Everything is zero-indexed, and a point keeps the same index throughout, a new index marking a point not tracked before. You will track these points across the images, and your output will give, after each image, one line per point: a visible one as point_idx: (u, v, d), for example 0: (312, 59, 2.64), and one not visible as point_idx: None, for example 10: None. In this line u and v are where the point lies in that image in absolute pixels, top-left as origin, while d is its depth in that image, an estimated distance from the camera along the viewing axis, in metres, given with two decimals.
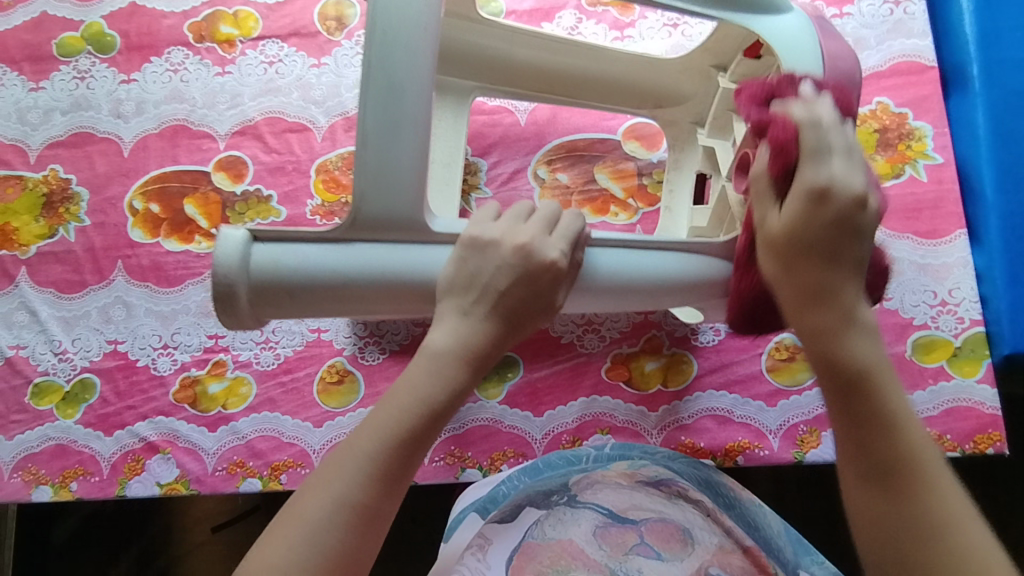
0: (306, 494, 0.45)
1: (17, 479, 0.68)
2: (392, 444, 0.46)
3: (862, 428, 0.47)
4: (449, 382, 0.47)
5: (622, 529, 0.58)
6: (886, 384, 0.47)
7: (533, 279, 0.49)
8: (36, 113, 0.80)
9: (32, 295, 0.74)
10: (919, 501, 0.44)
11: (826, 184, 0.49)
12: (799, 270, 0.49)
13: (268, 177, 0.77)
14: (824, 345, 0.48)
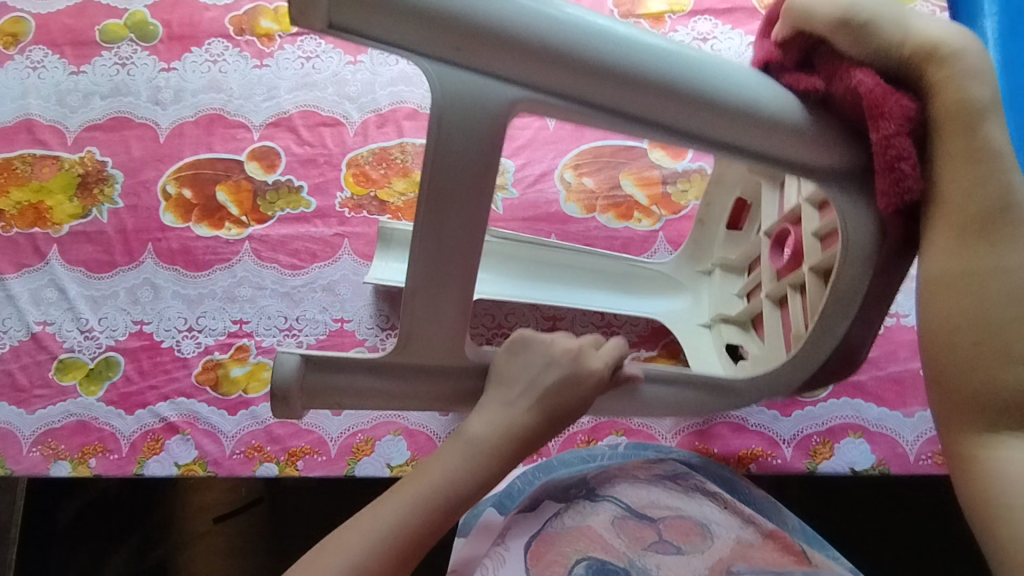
0: (324, 552, 0.46)
1: (36, 453, 0.69)
2: (412, 522, 0.47)
3: (978, 167, 0.46)
4: (478, 472, 0.49)
5: (640, 524, 0.57)
6: (997, 123, 0.47)
7: (577, 383, 0.52)
8: (76, 97, 0.82)
9: (62, 273, 0.75)
10: (1006, 245, 0.47)
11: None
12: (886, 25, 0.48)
13: (300, 169, 0.78)
14: (948, 77, 0.47)
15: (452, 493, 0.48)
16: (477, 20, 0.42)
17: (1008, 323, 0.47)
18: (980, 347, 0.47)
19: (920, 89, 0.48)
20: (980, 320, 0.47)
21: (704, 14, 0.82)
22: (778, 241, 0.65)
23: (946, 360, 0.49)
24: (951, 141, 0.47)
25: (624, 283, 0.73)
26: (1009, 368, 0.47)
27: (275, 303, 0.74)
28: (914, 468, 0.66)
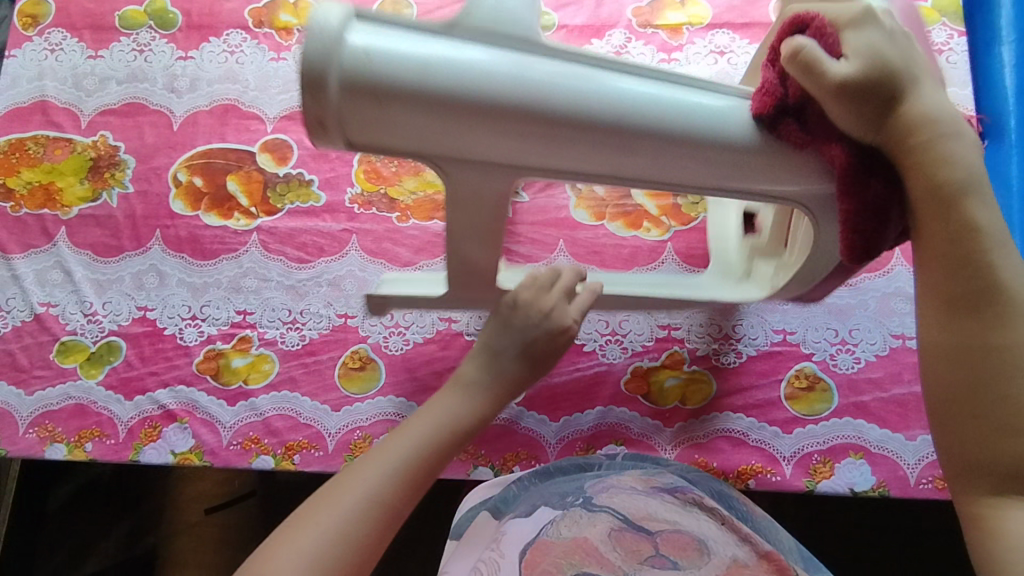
0: (338, 489, 0.51)
1: (33, 435, 0.68)
2: (423, 452, 0.54)
3: (957, 247, 0.47)
4: (477, 409, 0.58)
5: (637, 537, 0.59)
6: (981, 200, 0.47)
7: (551, 342, 0.61)
8: (92, 80, 0.82)
9: (68, 255, 0.75)
10: (1001, 323, 0.46)
11: (879, 49, 0.47)
12: (877, 98, 0.47)
13: (311, 162, 0.78)
14: (925, 161, 0.47)
15: (458, 425, 0.57)
16: (458, 97, 0.47)
17: (1012, 394, 0.46)
18: (982, 419, 0.46)
19: (899, 167, 0.48)
20: (974, 396, 0.47)
21: (722, 27, 0.82)
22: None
23: (950, 429, 0.48)
24: (930, 219, 0.47)
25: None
26: (1014, 441, 0.45)
27: (279, 296, 0.74)
28: (914, 491, 0.65)
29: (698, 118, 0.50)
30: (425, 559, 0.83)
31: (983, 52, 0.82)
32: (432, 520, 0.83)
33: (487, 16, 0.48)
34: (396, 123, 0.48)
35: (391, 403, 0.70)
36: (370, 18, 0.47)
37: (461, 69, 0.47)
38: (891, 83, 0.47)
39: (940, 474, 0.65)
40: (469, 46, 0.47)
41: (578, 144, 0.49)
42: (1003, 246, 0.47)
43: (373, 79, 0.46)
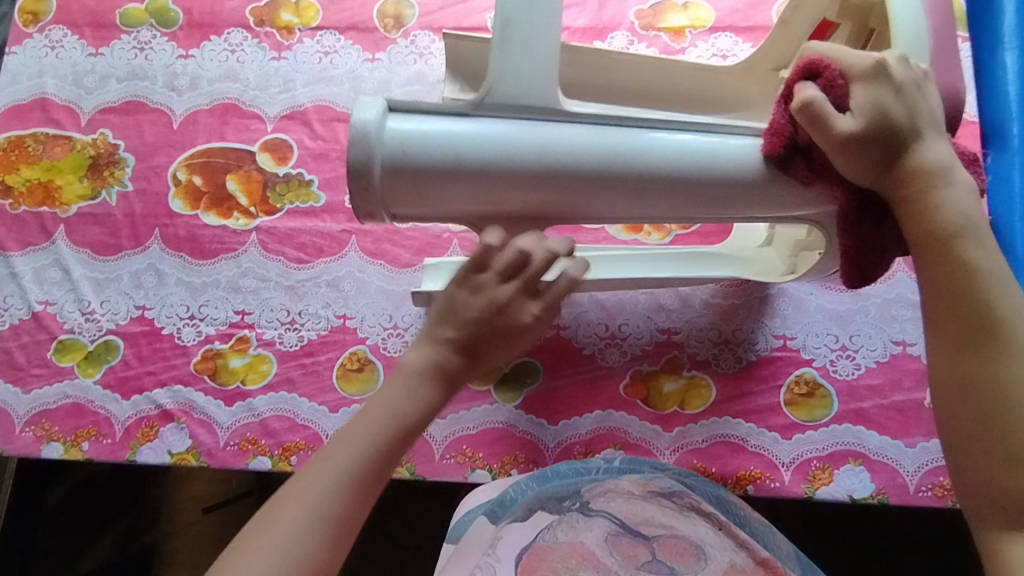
0: (282, 504, 0.47)
1: (29, 434, 0.68)
2: (368, 456, 0.49)
3: (953, 288, 0.47)
4: (426, 398, 0.52)
5: (633, 542, 0.59)
6: (979, 242, 0.48)
7: (501, 333, 0.54)
8: (92, 78, 0.82)
9: (66, 254, 0.75)
10: (1003, 358, 0.46)
11: (883, 107, 0.49)
12: (881, 151, 0.49)
13: (311, 163, 0.78)
14: (918, 207, 0.49)
15: (405, 420, 0.51)
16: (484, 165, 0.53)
17: (1012, 427, 0.45)
18: (987, 453, 0.46)
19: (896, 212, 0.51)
20: (974, 428, 0.46)
21: (725, 30, 0.82)
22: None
23: (962, 457, 0.47)
24: (928, 257, 0.49)
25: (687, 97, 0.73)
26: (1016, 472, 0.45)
27: (278, 296, 0.73)
28: (913, 499, 0.65)
29: (710, 170, 0.54)
30: (422, 561, 0.82)
31: (987, 57, 0.81)
32: (429, 522, 0.83)
33: (511, 91, 0.53)
34: (437, 195, 0.55)
35: None
36: (409, 109, 0.54)
37: (491, 143, 0.53)
38: (890, 142, 0.49)
39: (939, 482, 0.65)
40: (497, 121, 0.54)
41: (604, 193, 0.55)
42: (1003, 287, 0.47)
43: (413, 171, 0.53)
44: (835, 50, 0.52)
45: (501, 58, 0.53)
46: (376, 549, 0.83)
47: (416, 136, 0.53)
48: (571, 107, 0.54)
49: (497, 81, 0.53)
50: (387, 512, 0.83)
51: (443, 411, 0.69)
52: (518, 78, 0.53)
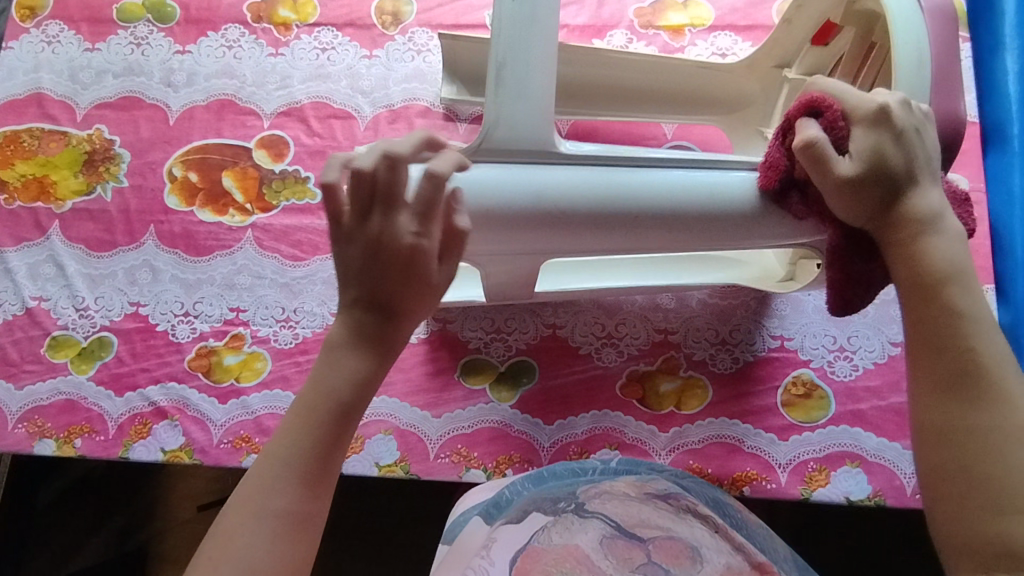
0: (232, 511, 0.44)
1: (21, 430, 0.68)
2: (305, 444, 0.44)
3: (937, 332, 0.46)
4: (351, 372, 0.46)
5: (630, 544, 0.56)
6: (967, 289, 0.46)
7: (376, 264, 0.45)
8: (88, 73, 0.81)
9: (61, 249, 0.74)
10: (988, 404, 0.44)
11: (885, 155, 0.47)
12: (876, 195, 0.48)
13: (307, 159, 0.78)
14: (906, 252, 0.47)
15: (339, 398, 0.45)
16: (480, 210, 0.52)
17: (1001, 472, 0.43)
18: (966, 501, 0.43)
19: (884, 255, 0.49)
20: (964, 476, 0.44)
21: (725, 29, 0.82)
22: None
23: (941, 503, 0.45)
24: (912, 301, 0.47)
25: (689, 95, 0.75)
26: (1001, 517, 0.42)
27: (273, 293, 0.73)
28: (910, 501, 0.64)
29: (705, 197, 0.54)
30: (416, 562, 0.82)
31: (987, 58, 0.81)
32: (424, 522, 0.83)
33: (507, 137, 0.52)
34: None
35: (384, 403, 0.68)
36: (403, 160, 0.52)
37: (486, 192, 0.52)
38: (888, 191, 0.48)
39: None
40: (492, 169, 0.52)
41: (603, 231, 0.54)
42: (988, 335, 0.46)
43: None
44: (838, 89, 0.50)
45: (496, 103, 0.52)
46: (370, 549, 0.82)
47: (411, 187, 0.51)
48: (567, 148, 0.53)
49: (491, 126, 0.52)
50: (382, 511, 0.83)
51: (438, 410, 0.68)
52: (515, 124, 0.52)
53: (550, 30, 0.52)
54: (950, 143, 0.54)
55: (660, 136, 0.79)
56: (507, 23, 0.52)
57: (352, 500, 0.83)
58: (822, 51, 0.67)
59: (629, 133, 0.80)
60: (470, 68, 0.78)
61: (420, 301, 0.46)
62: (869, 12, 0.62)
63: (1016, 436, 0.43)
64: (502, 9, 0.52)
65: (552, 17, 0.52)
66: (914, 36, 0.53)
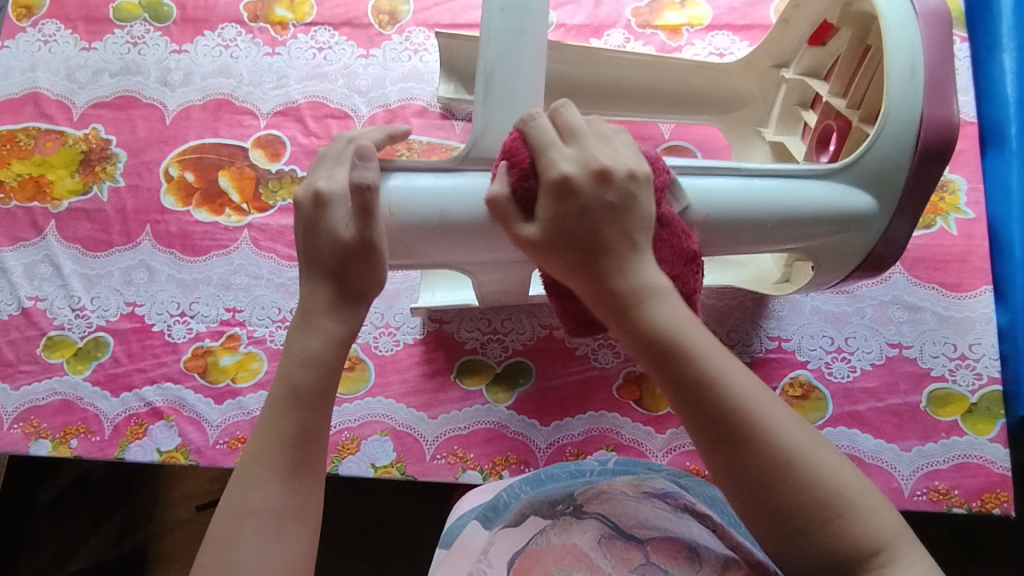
0: (225, 515, 0.44)
1: (17, 430, 0.68)
2: (281, 427, 0.45)
3: (686, 396, 0.41)
4: (323, 333, 0.47)
5: (627, 545, 0.51)
6: (693, 342, 0.42)
7: (309, 225, 0.48)
8: (85, 73, 0.81)
9: (57, 249, 0.74)
10: (758, 444, 0.40)
11: (570, 218, 0.44)
12: (576, 265, 0.44)
13: (304, 159, 0.77)
14: (629, 322, 0.43)
15: (310, 374, 0.46)
16: (468, 217, 0.52)
17: (795, 500, 0.40)
18: (785, 538, 0.40)
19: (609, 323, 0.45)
20: (768, 517, 0.40)
21: (722, 29, 0.81)
22: (821, 141, 0.67)
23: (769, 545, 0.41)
24: (652, 369, 0.43)
25: (691, 95, 0.74)
26: (815, 538, 0.40)
27: (270, 294, 0.73)
28: (909, 504, 0.64)
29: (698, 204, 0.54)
30: (414, 563, 0.82)
31: (985, 58, 0.80)
32: (422, 522, 0.82)
33: (495, 147, 0.52)
34: (420, 249, 0.53)
35: (380, 404, 0.68)
36: (397, 165, 0.52)
37: (474, 199, 0.51)
38: (584, 259, 0.44)
39: (935, 486, 0.64)
40: (481, 176, 0.52)
41: None
42: (728, 371, 0.42)
43: (401, 231, 0.51)
44: (547, 139, 0.46)
45: (485, 112, 0.51)
46: (368, 551, 0.82)
47: (405, 191, 0.51)
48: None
49: (478, 135, 0.52)
50: (380, 512, 0.83)
51: (434, 411, 0.68)
52: (503, 132, 0.52)
53: (540, 40, 0.52)
54: (942, 150, 0.54)
55: (658, 136, 0.79)
56: (496, 31, 0.52)
57: (349, 501, 0.83)
58: (820, 51, 0.67)
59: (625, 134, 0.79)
60: (467, 67, 0.78)
61: (346, 264, 0.47)
62: (867, 14, 0.61)
63: (797, 454, 0.40)
64: (492, 20, 0.52)
65: (541, 26, 0.52)
66: (907, 42, 0.54)
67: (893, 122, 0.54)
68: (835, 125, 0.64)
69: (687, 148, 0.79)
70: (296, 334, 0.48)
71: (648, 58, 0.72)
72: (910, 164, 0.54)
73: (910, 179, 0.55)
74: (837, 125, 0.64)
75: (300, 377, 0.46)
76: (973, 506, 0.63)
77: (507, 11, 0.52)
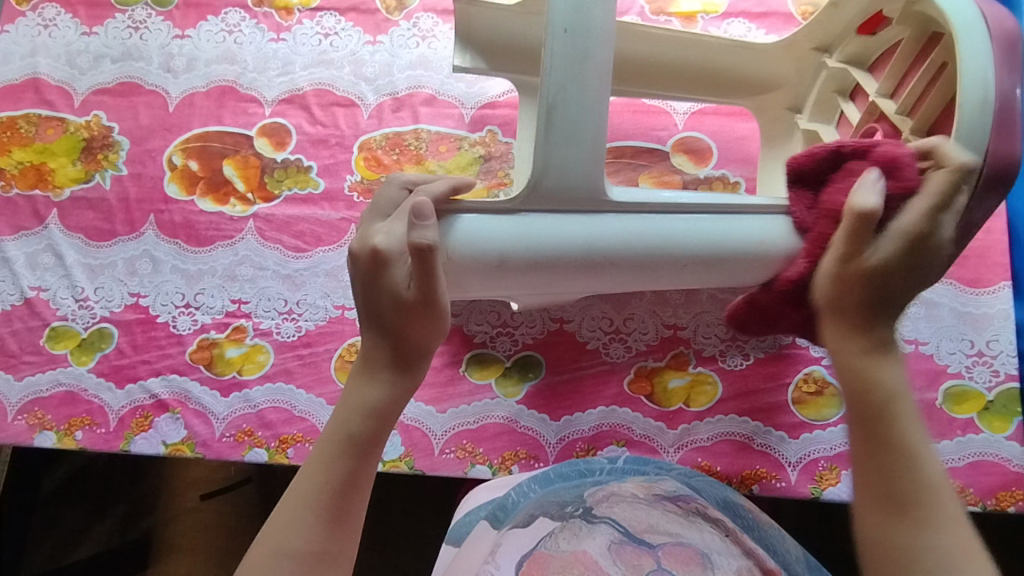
0: (259, 551, 0.43)
1: (22, 422, 0.67)
2: (331, 476, 0.45)
3: (883, 451, 0.45)
4: (389, 386, 0.47)
5: (638, 550, 0.51)
6: (907, 413, 0.45)
7: (372, 280, 0.48)
8: (86, 58, 0.80)
9: (60, 238, 0.73)
10: (932, 530, 0.42)
11: (904, 252, 0.48)
12: (876, 292, 0.48)
13: (310, 148, 0.76)
14: (856, 365, 0.47)
15: (369, 429, 0.46)
16: (530, 257, 0.52)
17: None
18: None
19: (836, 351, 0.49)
20: None
21: (738, 16, 0.79)
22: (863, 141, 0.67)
23: None
24: (857, 414, 0.46)
25: (726, 78, 0.73)
26: None
27: (275, 285, 0.72)
28: None
29: (749, 241, 0.55)
30: (419, 553, 0.82)
31: None
32: (428, 513, 0.82)
33: (556, 184, 0.50)
34: (473, 286, 0.54)
35: None
36: (462, 206, 0.51)
37: (538, 241, 0.51)
38: (891, 288, 0.48)
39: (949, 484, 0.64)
40: (544, 217, 0.51)
41: (649, 272, 0.55)
42: (924, 456, 0.44)
43: (459, 271, 0.52)
44: (937, 184, 0.50)
45: (545, 147, 0.49)
46: (372, 542, 0.82)
47: (466, 235, 0.51)
48: (616, 195, 0.52)
49: (541, 172, 0.50)
50: (384, 504, 0.82)
51: (443, 405, 0.67)
52: (565, 167, 0.49)
53: (605, 52, 0.49)
54: (1003, 177, 0.54)
55: (671, 126, 0.78)
56: (558, 45, 0.48)
57: None
58: (867, 41, 0.66)
59: (639, 124, 0.78)
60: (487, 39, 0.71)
61: (404, 319, 0.47)
62: (929, 17, 0.60)
63: (960, 556, 0.42)
64: (556, 45, 0.48)
65: (605, 49, 0.49)
66: (981, 72, 0.53)
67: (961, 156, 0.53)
68: (878, 127, 0.64)
69: (700, 138, 0.77)
70: (358, 381, 0.48)
71: (683, 36, 0.71)
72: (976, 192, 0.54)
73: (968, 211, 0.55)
74: (881, 128, 0.64)
75: (356, 425, 0.46)
76: (988, 504, 0.63)
77: (571, 33, 0.48)
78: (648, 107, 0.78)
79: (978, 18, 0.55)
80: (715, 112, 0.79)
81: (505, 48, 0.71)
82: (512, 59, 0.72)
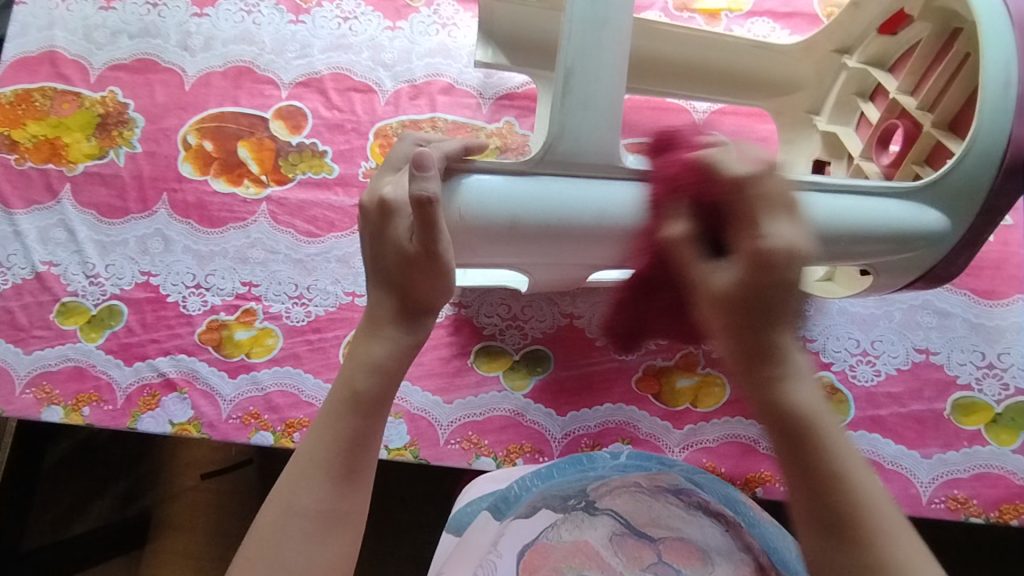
0: (271, 511, 0.43)
1: (29, 396, 0.67)
2: (338, 433, 0.44)
3: (811, 479, 0.41)
4: (399, 345, 0.47)
5: (639, 543, 0.50)
6: (829, 431, 0.41)
7: (377, 231, 0.48)
8: (104, 33, 0.79)
9: (72, 214, 0.73)
10: (874, 552, 0.39)
11: (762, 266, 0.41)
12: (742, 321, 0.42)
13: (326, 133, 0.76)
14: (766, 389, 0.42)
15: (374, 385, 0.46)
16: (538, 219, 0.51)
17: None
18: None
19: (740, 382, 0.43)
20: None
21: (763, 16, 0.79)
22: (882, 139, 0.66)
23: None
24: (778, 441, 0.42)
25: (745, 78, 0.72)
26: None
27: (286, 270, 0.71)
28: (926, 511, 0.63)
29: None
30: (417, 540, 0.82)
31: None
32: (427, 501, 0.83)
33: (570, 151, 0.51)
34: (483, 251, 0.53)
35: None
36: (472, 166, 0.51)
37: (548, 204, 0.51)
38: (761, 318, 0.41)
39: (953, 495, 0.63)
40: (555, 181, 0.52)
41: None
42: (854, 467, 0.41)
43: (469, 235, 0.51)
44: (766, 192, 0.43)
45: (561, 114, 0.50)
46: (371, 527, 0.82)
47: (474, 195, 0.50)
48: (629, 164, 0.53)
49: (555, 138, 0.51)
50: (383, 491, 0.82)
51: (450, 396, 0.67)
52: (580, 136, 0.51)
53: (622, 31, 0.51)
54: None
55: (690, 125, 0.77)
56: (577, 26, 0.50)
57: None
58: (888, 40, 0.67)
59: (657, 121, 0.77)
60: (510, 32, 0.72)
61: (409, 273, 0.47)
62: (951, 11, 0.61)
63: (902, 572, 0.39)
64: (575, 15, 0.50)
65: (623, 27, 0.51)
66: (1003, 66, 0.54)
67: (979, 145, 0.54)
68: (899, 124, 0.64)
69: (719, 138, 0.77)
70: (363, 339, 0.48)
71: (702, 36, 0.71)
72: (993, 180, 0.55)
73: (989, 197, 0.55)
74: (903, 124, 0.63)
75: (361, 384, 0.45)
76: (991, 516, 0.63)
77: (590, 4, 0.51)
78: (667, 105, 0.78)
79: (1003, 10, 0.56)
80: (735, 112, 0.78)
81: (525, 39, 0.72)
82: (532, 52, 0.72)
